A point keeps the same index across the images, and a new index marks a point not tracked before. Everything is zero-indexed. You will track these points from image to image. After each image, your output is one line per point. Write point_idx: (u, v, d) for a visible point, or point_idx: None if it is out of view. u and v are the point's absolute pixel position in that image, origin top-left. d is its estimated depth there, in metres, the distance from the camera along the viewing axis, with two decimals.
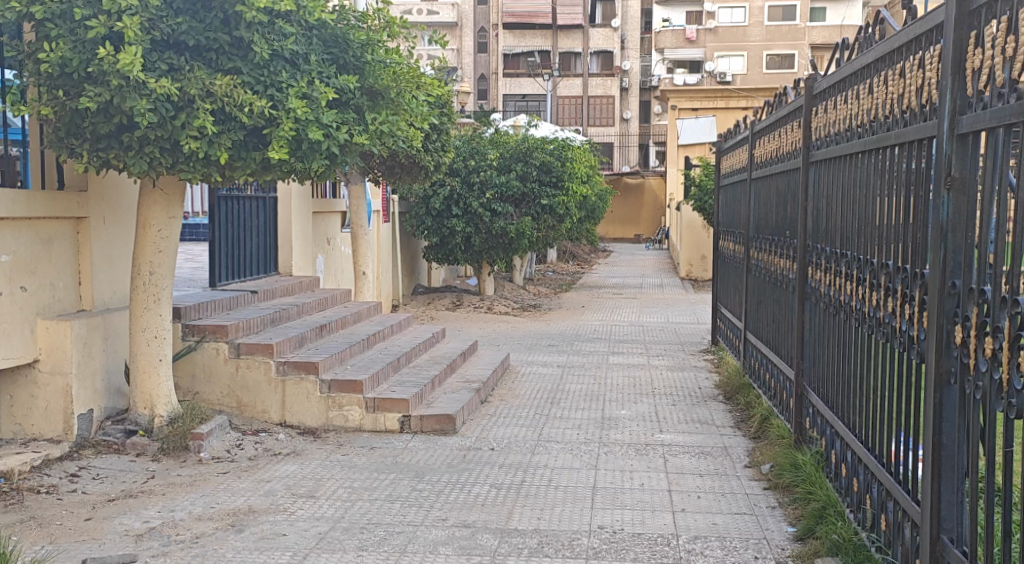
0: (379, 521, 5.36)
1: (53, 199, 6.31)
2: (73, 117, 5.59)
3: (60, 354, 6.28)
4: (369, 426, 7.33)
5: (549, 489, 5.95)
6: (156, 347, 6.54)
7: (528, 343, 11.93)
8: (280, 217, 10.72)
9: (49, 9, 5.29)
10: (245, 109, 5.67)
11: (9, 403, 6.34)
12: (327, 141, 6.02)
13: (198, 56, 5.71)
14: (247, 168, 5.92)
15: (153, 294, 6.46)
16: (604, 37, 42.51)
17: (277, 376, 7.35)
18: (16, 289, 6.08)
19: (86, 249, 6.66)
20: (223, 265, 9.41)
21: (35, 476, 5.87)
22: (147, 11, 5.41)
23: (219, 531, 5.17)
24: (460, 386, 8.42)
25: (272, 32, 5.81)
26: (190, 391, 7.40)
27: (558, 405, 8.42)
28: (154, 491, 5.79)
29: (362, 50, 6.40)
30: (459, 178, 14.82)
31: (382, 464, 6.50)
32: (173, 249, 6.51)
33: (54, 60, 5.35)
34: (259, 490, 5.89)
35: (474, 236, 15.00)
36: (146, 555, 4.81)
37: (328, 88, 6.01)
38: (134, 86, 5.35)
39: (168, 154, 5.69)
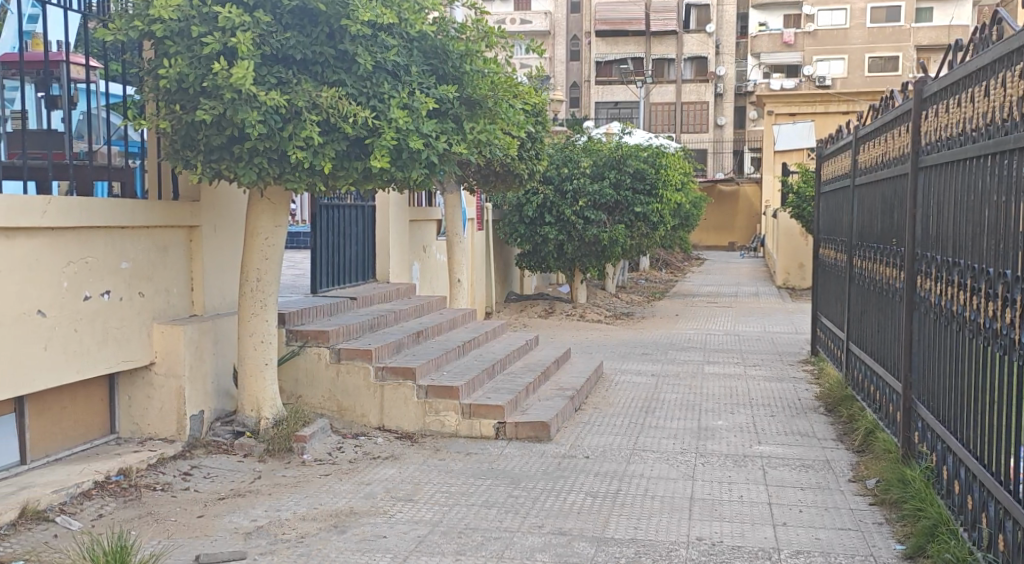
0: (476, 526, 5.43)
1: (168, 208, 6.58)
2: (187, 130, 5.83)
3: (174, 357, 6.54)
4: (465, 432, 7.42)
5: (646, 499, 5.94)
6: (262, 351, 6.76)
7: (621, 352, 11.89)
8: (378, 225, 10.96)
9: (168, 27, 5.56)
10: (349, 120, 5.81)
11: (126, 404, 6.63)
12: (427, 150, 6.11)
13: (305, 69, 5.89)
14: (349, 177, 6.04)
15: (260, 300, 6.67)
16: (698, 42, 42.01)
17: (376, 380, 7.51)
18: (135, 294, 6.36)
19: (197, 256, 6.92)
20: (324, 271, 9.64)
21: (151, 473, 6.12)
22: (259, 27, 5.62)
23: (323, 532, 5.31)
24: (554, 394, 8.45)
25: (375, 44, 5.94)
26: (293, 394, 7.62)
27: (653, 414, 8.37)
28: (261, 491, 5.98)
29: (461, 60, 6.49)
30: (552, 186, 14.85)
31: (478, 470, 6.58)
32: (279, 256, 6.72)
33: (173, 76, 5.60)
34: (360, 492, 6.03)
35: (568, 244, 15.02)
36: (255, 553, 4.97)
37: (428, 98, 6.10)
38: (245, 99, 5.54)
39: (276, 164, 5.87)
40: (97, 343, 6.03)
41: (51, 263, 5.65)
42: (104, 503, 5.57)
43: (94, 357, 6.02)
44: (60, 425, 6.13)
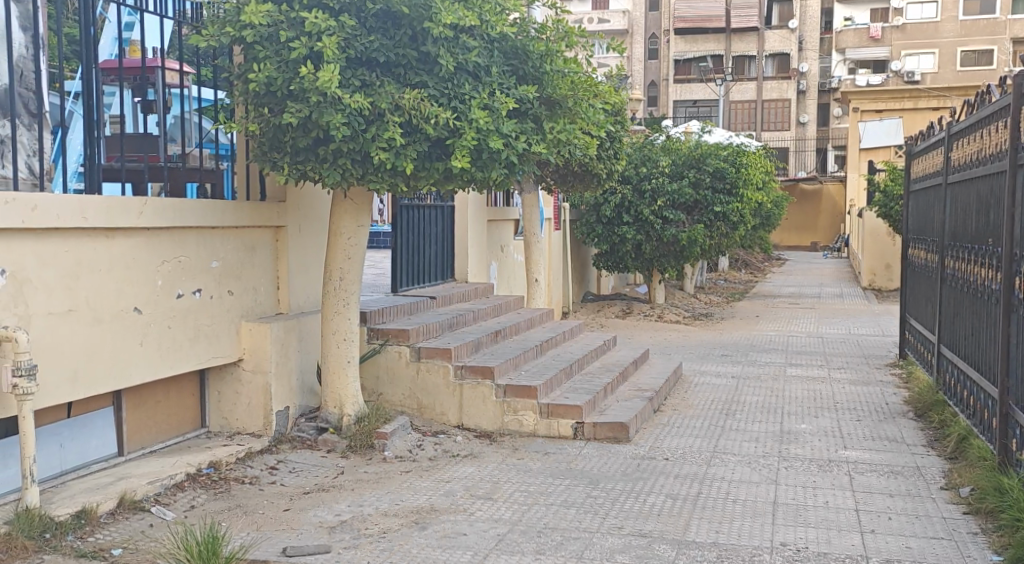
0: (555, 526, 5.44)
1: (256, 209, 6.74)
2: (275, 132, 5.95)
3: (261, 354, 6.70)
4: (543, 432, 7.42)
5: (727, 503, 5.87)
6: (345, 349, 6.87)
7: (700, 353, 11.76)
8: (457, 225, 11.05)
9: (258, 33, 5.70)
10: (431, 121, 5.86)
11: (216, 399, 6.81)
12: (507, 150, 6.12)
13: (388, 72, 5.96)
14: (431, 178, 6.09)
15: (342, 299, 6.79)
16: (779, 39, 41.30)
17: (455, 379, 7.57)
18: (224, 293, 6.53)
19: (283, 255, 7.07)
20: (404, 271, 9.76)
21: (239, 467, 6.28)
22: (343, 31, 5.72)
23: (405, 528, 5.38)
24: (633, 395, 8.40)
25: (456, 45, 6.00)
26: (374, 392, 7.73)
27: (734, 417, 8.27)
28: (344, 486, 6.08)
29: (541, 60, 6.48)
30: (631, 186, 14.82)
31: (556, 469, 6.58)
32: (361, 256, 6.82)
33: (262, 79, 5.73)
34: (440, 490, 6.09)
35: (646, 244, 14.91)
36: (339, 547, 5.06)
37: (508, 98, 6.12)
38: (330, 102, 5.66)
39: (359, 165, 5.95)
40: (188, 340, 6.20)
41: (146, 262, 5.83)
42: (196, 494, 5.73)
43: (186, 353, 6.19)
44: (153, 418, 6.32)
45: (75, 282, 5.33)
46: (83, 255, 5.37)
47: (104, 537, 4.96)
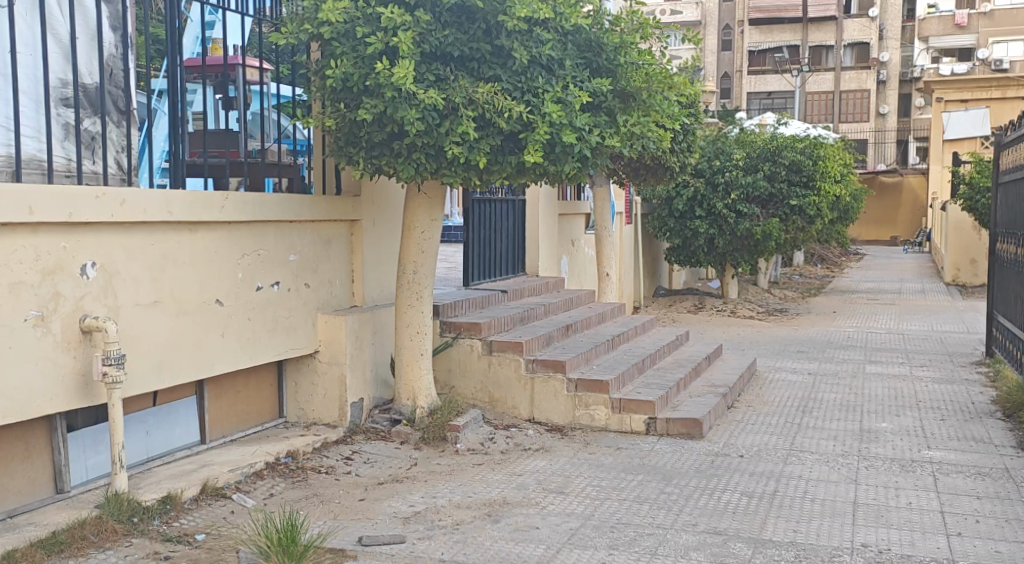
0: (629, 521, 5.41)
1: (332, 203, 6.84)
2: (351, 127, 6.03)
3: (337, 346, 6.80)
4: (616, 426, 7.38)
5: (805, 502, 5.77)
6: (418, 341, 6.94)
7: (776, 349, 11.57)
8: (529, 219, 11.06)
9: (335, 29, 5.77)
10: (504, 115, 5.86)
11: (293, 390, 6.92)
12: (580, 144, 6.07)
13: (462, 66, 5.99)
14: (503, 171, 6.09)
15: (415, 292, 6.85)
16: (859, 28, 40.37)
17: (527, 373, 7.58)
18: (302, 285, 6.64)
19: (358, 249, 7.16)
20: (476, 265, 9.79)
21: (316, 457, 6.38)
22: (419, 26, 5.76)
23: (478, 520, 5.40)
24: (706, 391, 8.31)
25: (530, 39, 5.97)
26: (447, 384, 7.78)
27: (811, 414, 8.13)
28: (418, 477, 6.14)
29: (615, 53, 6.40)
30: (703, 179, 14.69)
31: (629, 465, 6.55)
32: (435, 250, 6.87)
33: (339, 75, 5.81)
34: (512, 483, 6.10)
35: (719, 238, 14.72)
36: (414, 537, 5.11)
37: (582, 91, 6.07)
38: (405, 97, 5.69)
39: (433, 160, 5.99)
40: (267, 332, 6.32)
41: (227, 256, 5.95)
42: (274, 483, 5.84)
43: (265, 345, 6.31)
44: (234, 408, 6.46)
45: (160, 275, 5.46)
46: (167, 249, 5.50)
47: (188, 522, 5.09)
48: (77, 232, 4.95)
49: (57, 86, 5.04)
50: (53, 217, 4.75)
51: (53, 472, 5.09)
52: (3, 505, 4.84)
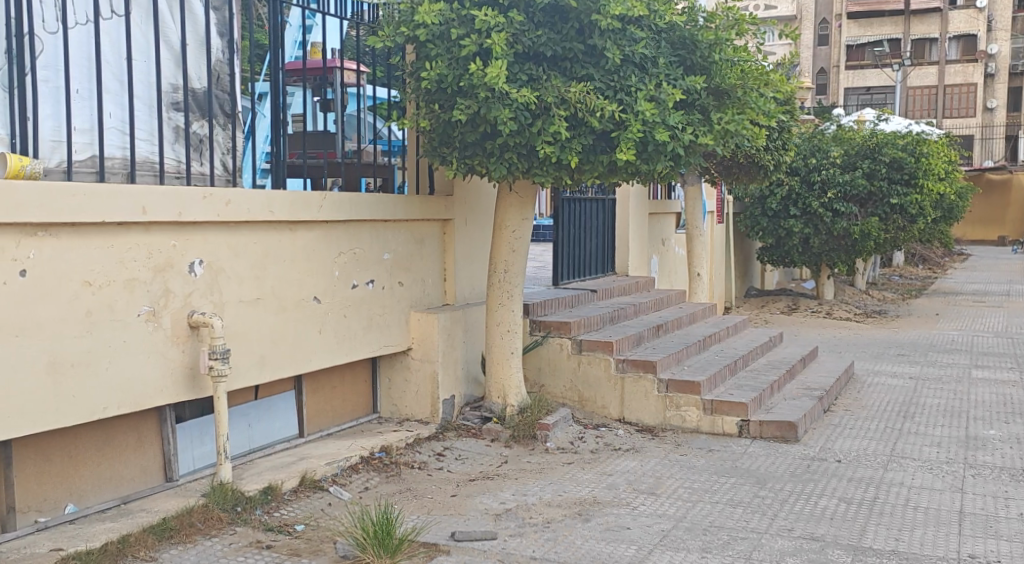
0: (722, 524, 5.36)
1: (425, 203, 6.95)
2: (445, 128, 6.13)
3: (429, 343, 6.89)
4: (707, 428, 7.30)
5: (908, 510, 5.63)
6: (508, 340, 6.99)
7: (875, 352, 11.28)
8: (620, 218, 11.03)
9: (430, 31, 5.85)
10: (596, 114, 5.84)
11: (387, 386, 7.05)
12: (672, 142, 5.99)
13: (555, 66, 6.01)
14: (595, 170, 6.07)
15: (506, 291, 6.90)
16: (965, 20, 39.00)
17: (616, 373, 7.56)
18: (395, 284, 6.75)
19: (450, 248, 7.26)
20: (565, 264, 9.79)
21: (409, 452, 6.49)
22: (512, 27, 5.80)
23: (568, 519, 5.42)
24: (801, 393, 8.16)
25: (624, 38, 5.95)
26: (536, 383, 7.84)
27: (912, 420, 7.90)
28: (508, 475, 6.19)
29: (710, 50, 6.27)
30: (798, 177, 14.46)
31: (721, 467, 6.48)
32: (526, 249, 6.91)
33: (433, 77, 5.91)
34: (603, 483, 6.10)
35: (814, 238, 14.42)
36: (505, 534, 5.15)
37: (676, 89, 5.98)
38: (498, 97, 5.75)
39: (525, 159, 6.02)
40: (363, 329, 6.45)
41: (325, 254, 6.09)
42: (369, 477, 5.96)
43: (360, 341, 6.44)
44: (330, 403, 6.61)
45: (261, 272, 5.62)
46: (268, 246, 5.66)
47: (288, 513, 5.23)
48: (185, 231, 5.13)
49: (168, 91, 5.24)
50: (164, 216, 4.93)
51: (163, 461, 5.29)
52: (117, 492, 5.06)
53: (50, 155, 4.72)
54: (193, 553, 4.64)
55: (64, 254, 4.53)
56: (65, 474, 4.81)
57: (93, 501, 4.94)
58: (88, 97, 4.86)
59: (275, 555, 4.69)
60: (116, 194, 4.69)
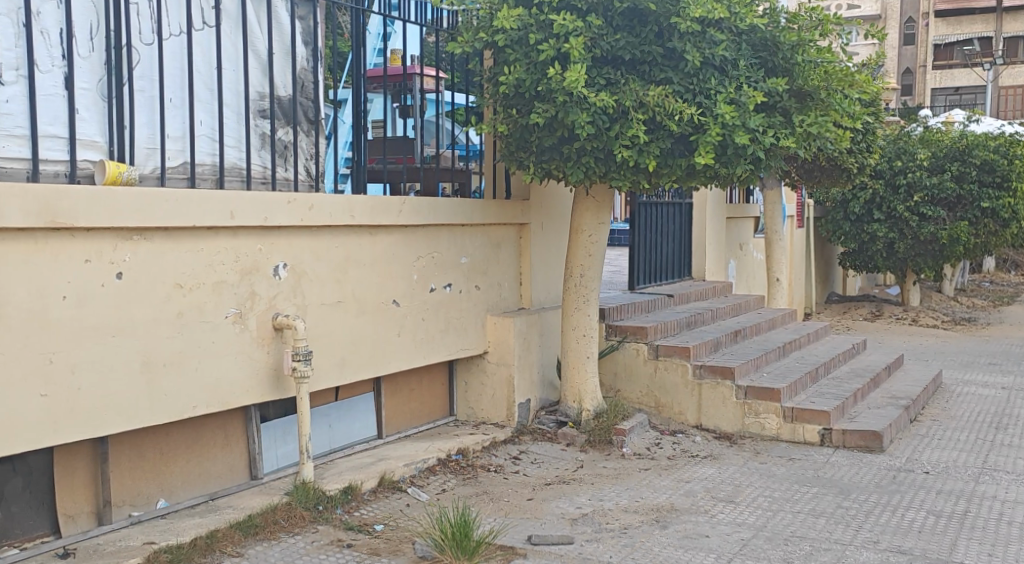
0: (804, 534, 5.27)
1: (502, 207, 6.99)
2: (522, 132, 6.15)
3: (506, 347, 6.93)
4: (787, 436, 7.19)
5: (1001, 524, 5.45)
6: (584, 345, 6.98)
7: (965, 361, 10.97)
8: (696, 222, 10.95)
9: (509, 37, 5.87)
10: (675, 118, 5.78)
11: (463, 388, 7.10)
12: (753, 146, 5.86)
13: (633, 69, 5.98)
14: (673, 174, 6.01)
15: (582, 295, 6.89)
16: None
17: (694, 379, 7.49)
18: (472, 287, 6.81)
19: (527, 253, 7.29)
20: (642, 269, 9.75)
21: (485, 455, 6.53)
22: (591, 31, 5.81)
23: (646, 525, 5.39)
24: (886, 402, 7.97)
25: (703, 40, 5.86)
26: (613, 388, 7.78)
27: (1004, 431, 7.65)
28: (584, 480, 6.18)
29: (792, 51, 6.14)
30: (883, 180, 14.19)
31: (803, 476, 6.37)
32: (602, 254, 6.89)
33: (511, 82, 5.94)
34: (680, 489, 6.05)
35: (899, 243, 14.11)
36: (582, 539, 5.15)
37: (757, 92, 5.86)
38: (576, 101, 5.74)
39: (602, 163, 6.01)
40: (440, 332, 6.51)
41: (404, 258, 6.17)
42: (446, 479, 6.02)
43: (438, 344, 6.50)
44: (408, 405, 6.69)
45: (343, 275, 5.72)
46: (350, 250, 5.76)
47: (367, 513, 5.32)
48: (271, 235, 5.25)
49: (255, 98, 5.37)
50: (250, 221, 5.06)
51: (248, 459, 5.42)
52: (205, 488, 5.20)
53: (145, 162, 4.87)
54: (277, 549, 4.74)
55: (157, 257, 4.67)
56: (157, 470, 4.96)
57: (183, 496, 5.08)
58: (181, 106, 5.00)
59: (355, 554, 4.77)
60: (207, 200, 4.83)
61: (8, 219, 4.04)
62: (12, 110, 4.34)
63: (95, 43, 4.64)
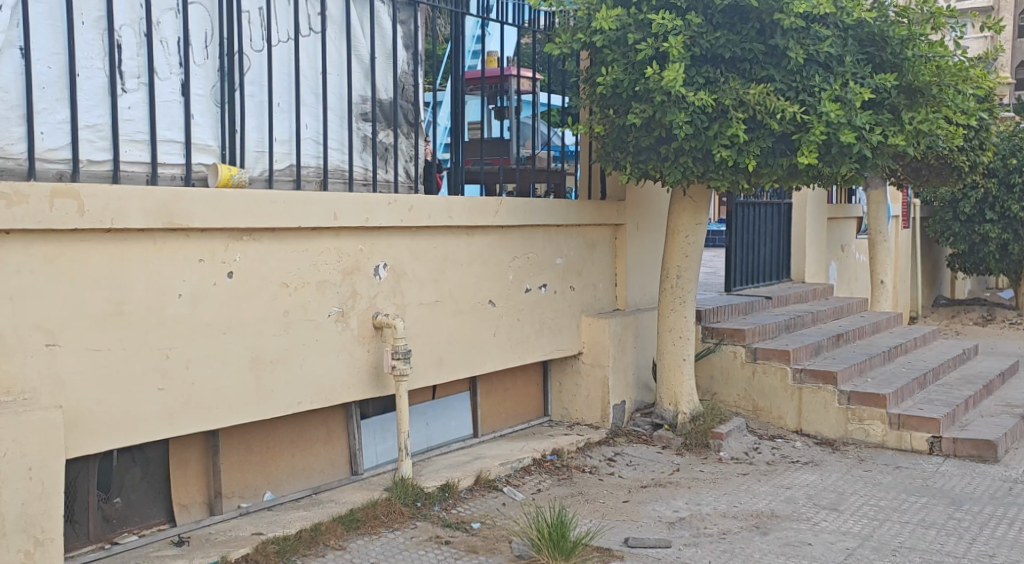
0: (913, 546, 5.10)
1: (597, 208, 6.96)
2: (619, 132, 6.12)
3: (601, 349, 6.90)
4: (893, 444, 6.96)
5: None
6: (681, 347, 6.90)
7: None
8: (795, 223, 10.71)
9: (607, 36, 5.85)
10: (777, 117, 5.66)
11: (558, 389, 7.09)
12: (859, 143, 5.69)
13: (734, 67, 5.89)
14: (774, 174, 5.89)
15: (679, 296, 6.82)
16: None
17: (794, 383, 7.34)
18: (568, 288, 6.80)
19: (622, 253, 7.25)
20: (739, 270, 9.58)
21: (580, 456, 6.51)
22: (690, 29, 5.74)
23: (745, 531, 5.29)
24: (1000, 411, 7.66)
25: (807, 36, 5.73)
26: (709, 390, 7.71)
27: None
28: (681, 483, 6.11)
29: (902, 46, 5.93)
30: (996, 179, 13.62)
31: (910, 485, 6.17)
32: (699, 254, 6.80)
33: (609, 82, 5.91)
34: (781, 495, 5.93)
35: (1014, 244, 13.55)
36: (680, 543, 5.08)
37: (864, 89, 5.70)
38: (674, 101, 5.68)
39: (700, 163, 5.93)
40: (535, 332, 6.52)
41: (500, 258, 6.21)
42: (541, 479, 6.03)
43: (533, 345, 6.51)
44: (503, 404, 6.72)
45: (441, 276, 5.78)
46: (447, 251, 5.82)
47: (465, 510, 5.36)
48: (372, 235, 5.34)
49: (358, 102, 5.47)
50: (353, 222, 5.15)
51: (349, 455, 5.52)
52: (309, 482, 5.31)
53: (254, 165, 5.00)
54: (377, 544, 4.81)
55: (265, 257, 4.80)
56: (264, 464, 5.10)
57: (288, 490, 5.21)
58: (289, 110, 5.13)
59: (454, 551, 4.81)
60: (312, 201, 4.94)
61: (129, 219, 4.20)
62: (134, 116, 4.52)
63: (209, 50, 4.79)
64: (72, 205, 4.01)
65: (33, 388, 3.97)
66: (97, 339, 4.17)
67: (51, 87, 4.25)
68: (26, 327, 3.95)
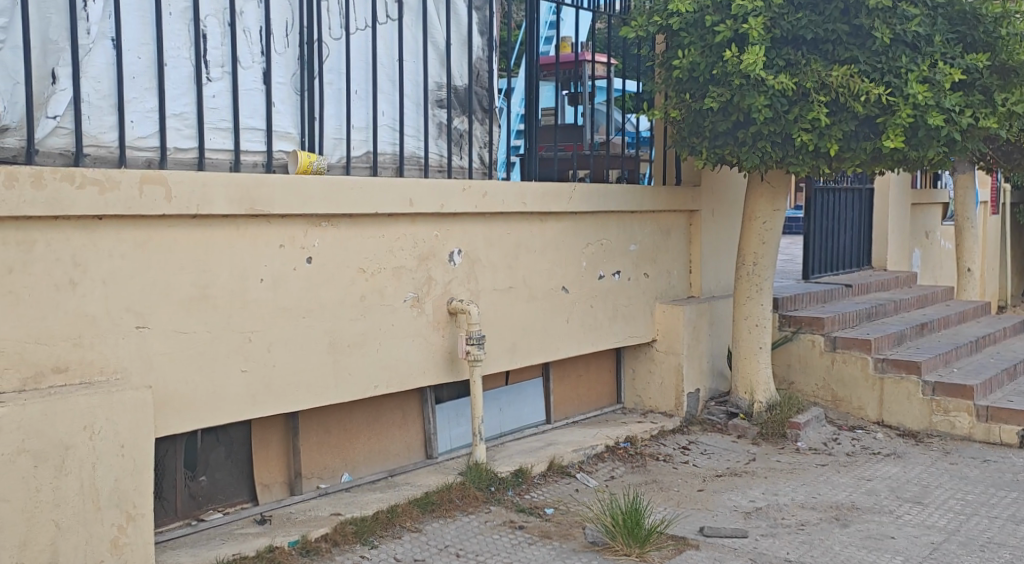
0: (1003, 542, 4.95)
1: (672, 194, 6.87)
2: (695, 117, 6.01)
3: (675, 336, 6.82)
4: (980, 437, 6.75)
5: None
6: (756, 335, 6.78)
7: None
8: (877, 209, 10.45)
9: (684, 19, 5.78)
10: (861, 99, 5.52)
11: (632, 376, 7.04)
12: (948, 126, 5.51)
13: (816, 49, 5.72)
14: (857, 158, 5.74)
15: (755, 283, 6.70)
16: None
17: (875, 373, 7.17)
18: (642, 275, 6.74)
19: (697, 240, 7.16)
20: (817, 257, 9.39)
21: (654, 444, 6.46)
22: (771, 10, 5.62)
23: (825, 523, 5.19)
24: None
25: (894, 15, 5.53)
26: (786, 380, 7.55)
27: None
28: (757, 473, 6.02)
29: (995, 24, 5.67)
30: None
31: (999, 480, 5.97)
32: (777, 241, 6.67)
33: (686, 65, 5.85)
34: (862, 487, 5.80)
35: None
36: (757, 533, 5.00)
37: (954, 69, 5.50)
38: (753, 84, 5.60)
39: (780, 148, 5.81)
40: (609, 319, 6.48)
41: (574, 244, 6.17)
42: (615, 466, 6.00)
43: (607, 332, 6.47)
44: (576, 391, 6.70)
45: (515, 262, 5.77)
46: (522, 237, 5.81)
47: (538, 496, 5.36)
48: (447, 222, 5.36)
49: (434, 89, 5.48)
50: (428, 208, 5.17)
51: (425, 439, 5.56)
52: (385, 465, 5.37)
53: (332, 152, 5.05)
54: (452, 527, 4.84)
55: (343, 243, 4.85)
56: (342, 446, 5.16)
57: (365, 472, 5.27)
58: (366, 98, 5.17)
59: (528, 536, 4.81)
60: (388, 188, 4.97)
61: (214, 206, 4.27)
62: (218, 105, 4.59)
63: (290, 39, 4.84)
64: (160, 191, 4.10)
65: (124, 368, 4.08)
66: (184, 322, 4.26)
67: (140, 76, 4.34)
68: (117, 310, 4.06)
